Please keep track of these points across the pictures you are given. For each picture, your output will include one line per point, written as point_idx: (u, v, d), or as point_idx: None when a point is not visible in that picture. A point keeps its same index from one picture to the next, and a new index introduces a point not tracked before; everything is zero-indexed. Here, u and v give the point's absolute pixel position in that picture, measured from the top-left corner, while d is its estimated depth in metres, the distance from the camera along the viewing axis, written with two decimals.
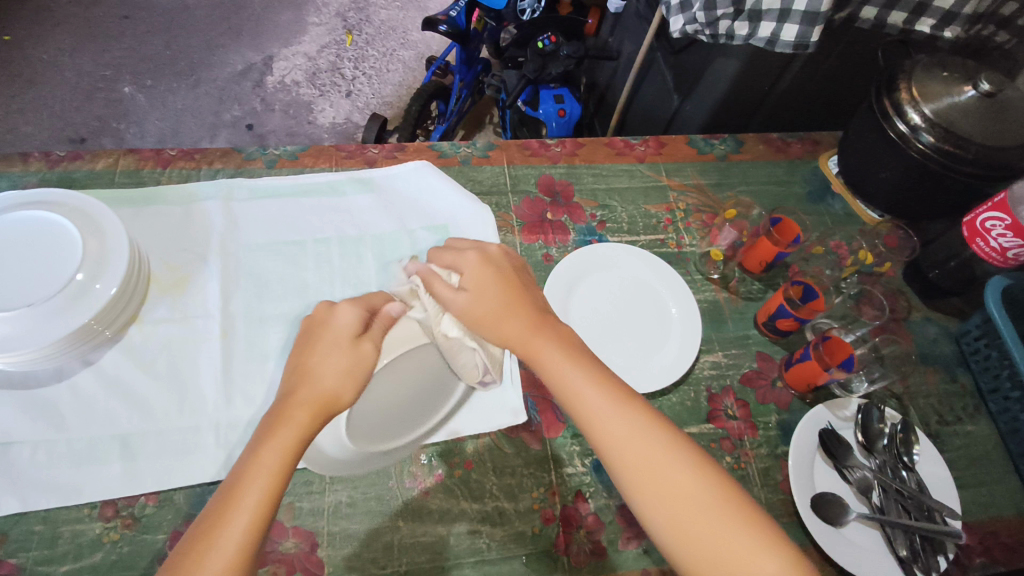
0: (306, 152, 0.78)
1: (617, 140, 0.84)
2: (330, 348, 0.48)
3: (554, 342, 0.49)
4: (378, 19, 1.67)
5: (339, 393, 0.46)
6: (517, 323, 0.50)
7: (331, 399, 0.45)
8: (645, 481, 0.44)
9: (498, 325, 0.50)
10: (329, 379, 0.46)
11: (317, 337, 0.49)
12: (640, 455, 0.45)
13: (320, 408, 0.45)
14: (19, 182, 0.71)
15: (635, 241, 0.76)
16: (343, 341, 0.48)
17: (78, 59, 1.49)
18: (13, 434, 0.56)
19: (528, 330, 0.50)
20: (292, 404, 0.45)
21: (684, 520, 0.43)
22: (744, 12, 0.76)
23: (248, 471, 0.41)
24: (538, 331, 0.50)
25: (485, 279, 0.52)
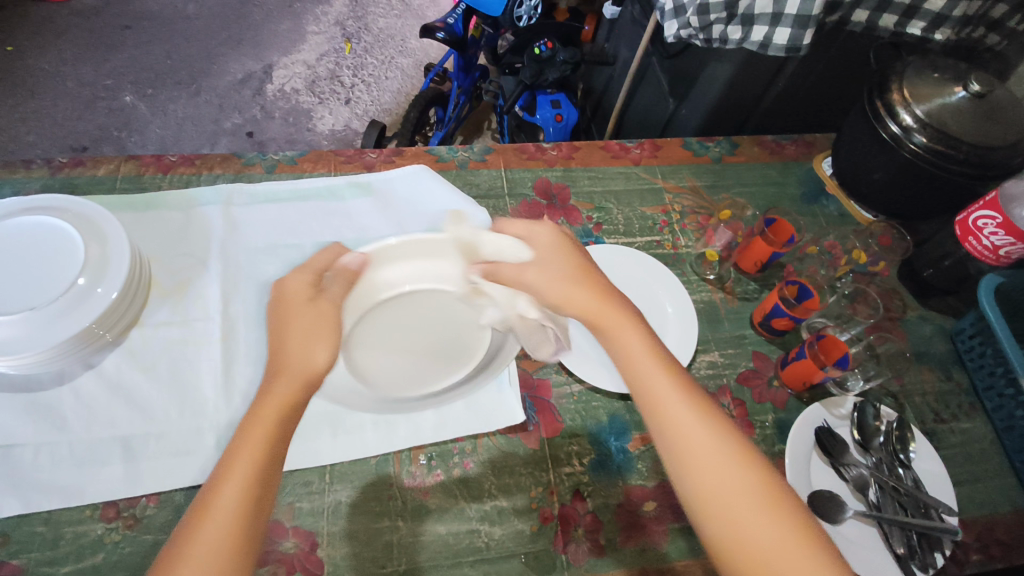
0: (305, 157, 0.79)
1: (613, 143, 0.85)
2: (298, 316, 0.49)
3: (628, 318, 0.51)
4: (377, 27, 1.69)
5: (309, 359, 0.47)
6: (588, 295, 0.52)
7: (308, 369, 0.47)
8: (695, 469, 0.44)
9: (564, 295, 0.52)
10: (299, 350, 0.47)
11: (286, 309, 0.50)
12: (693, 440, 0.45)
13: (299, 379, 0.46)
14: (22, 189, 0.72)
15: (632, 243, 0.76)
16: (305, 306, 0.50)
17: (80, 69, 1.50)
18: (15, 437, 0.57)
19: (599, 304, 0.51)
20: (279, 376, 0.46)
21: (739, 523, 0.42)
22: (736, 17, 0.77)
23: (243, 439, 0.43)
24: (610, 306, 0.51)
25: (554, 255, 0.55)
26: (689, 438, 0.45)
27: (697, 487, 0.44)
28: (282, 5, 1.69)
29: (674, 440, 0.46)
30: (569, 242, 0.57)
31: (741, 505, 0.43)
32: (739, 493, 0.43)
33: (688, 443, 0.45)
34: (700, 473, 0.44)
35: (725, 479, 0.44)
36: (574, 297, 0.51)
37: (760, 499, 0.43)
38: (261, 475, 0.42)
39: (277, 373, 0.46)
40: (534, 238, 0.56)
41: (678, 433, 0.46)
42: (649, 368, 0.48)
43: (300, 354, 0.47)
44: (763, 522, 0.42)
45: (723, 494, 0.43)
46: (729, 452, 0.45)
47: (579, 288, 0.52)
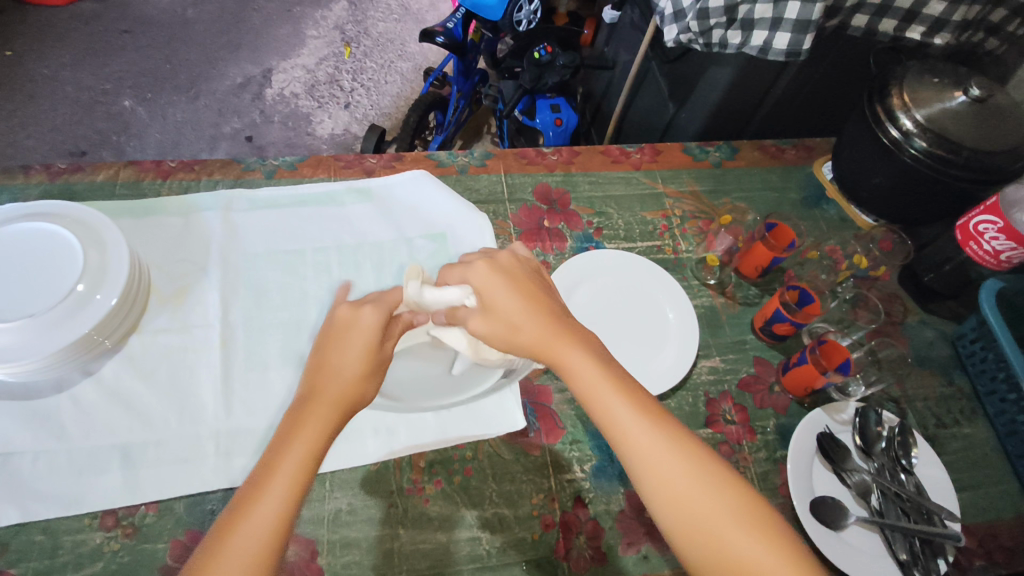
0: (304, 163, 0.79)
1: (613, 148, 0.85)
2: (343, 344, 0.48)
3: (577, 349, 0.48)
4: (376, 31, 1.69)
5: (357, 390, 0.47)
6: (539, 327, 0.48)
7: (353, 398, 0.46)
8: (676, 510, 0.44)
9: (520, 333, 0.48)
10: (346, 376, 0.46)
11: (337, 334, 0.48)
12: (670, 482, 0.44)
13: (342, 403, 0.46)
14: (21, 195, 0.72)
15: (632, 248, 0.76)
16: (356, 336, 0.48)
17: (79, 73, 1.50)
18: (14, 445, 0.57)
19: (550, 337, 0.48)
20: (317, 398, 0.45)
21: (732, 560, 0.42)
22: (736, 22, 0.78)
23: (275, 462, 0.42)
24: (562, 339, 0.48)
25: (496, 283, 0.50)
26: (671, 483, 0.44)
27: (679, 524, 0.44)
28: (281, 9, 1.69)
29: (650, 480, 0.45)
30: (521, 265, 0.52)
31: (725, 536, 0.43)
32: (720, 525, 0.43)
33: (665, 482, 0.44)
34: (688, 518, 0.43)
35: (706, 511, 0.43)
36: (530, 334, 0.48)
37: (740, 522, 0.43)
38: (294, 504, 0.42)
39: (316, 395, 0.45)
40: (470, 274, 0.51)
41: (654, 472, 0.44)
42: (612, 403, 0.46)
43: (338, 377, 0.46)
44: (749, 546, 0.42)
45: (704, 529, 0.43)
46: (706, 480, 0.44)
47: (530, 320, 0.48)
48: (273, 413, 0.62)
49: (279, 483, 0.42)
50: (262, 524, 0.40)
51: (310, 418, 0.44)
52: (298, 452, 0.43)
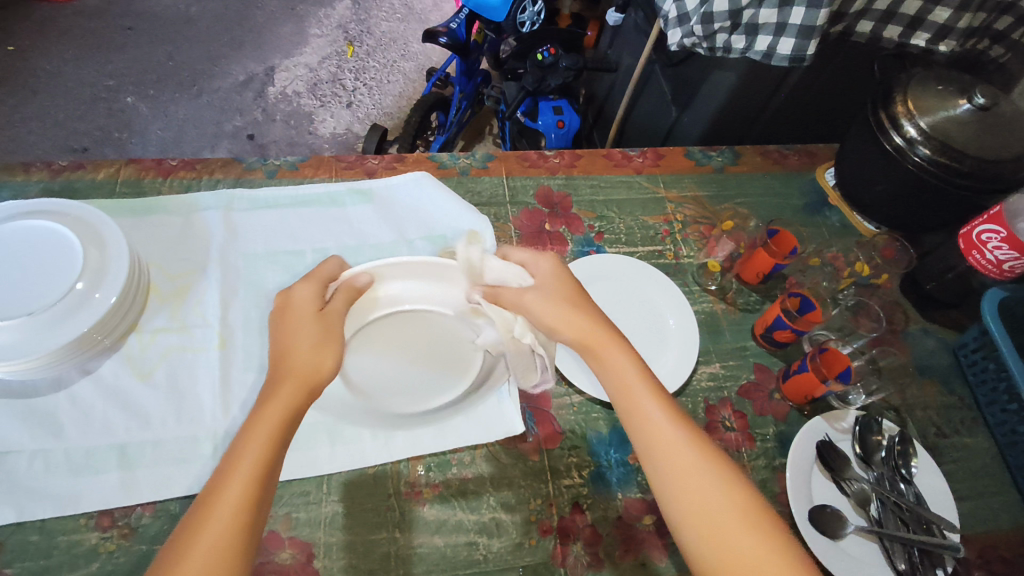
0: (306, 163, 0.78)
1: (615, 152, 0.84)
2: (301, 321, 0.50)
3: (621, 344, 0.52)
4: (379, 30, 1.69)
5: (319, 365, 0.48)
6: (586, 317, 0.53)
7: (313, 374, 0.48)
8: (684, 497, 0.46)
9: (561, 327, 0.53)
10: (306, 356, 0.48)
11: (290, 317, 0.51)
12: (680, 469, 0.46)
13: (303, 383, 0.47)
14: (20, 193, 0.71)
15: (633, 252, 0.76)
16: (307, 313, 0.51)
17: (82, 69, 1.50)
18: (11, 443, 0.57)
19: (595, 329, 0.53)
20: (281, 380, 0.47)
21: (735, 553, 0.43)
22: (741, 26, 0.79)
23: (240, 452, 0.44)
24: (602, 331, 0.53)
25: (555, 277, 0.56)
26: (689, 477, 0.46)
27: (679, 501, 0.46)
28: (285, 7, 1.68)
29: (659, 465, 0.47)
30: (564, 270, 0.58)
31: (721, 521, 0.44)
32: (723, 515, 0.44)
33: (675, 461, 0.47)
34: (698, 511, 0.45)
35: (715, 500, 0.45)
36: (576, 320, 0.53)
37: (741, 523, 0.44)
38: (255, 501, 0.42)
39: (279, 377, 0.47)
40: (536, 266, 0.57)
41: (663, 454, 0.47)
42: (642, 401, 0.50)
43: (299, 353, 0.49)
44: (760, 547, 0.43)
45: (706, 517, 0.45)
46: (723, 483, 0.46)
47: (574, 313, 0.53)
48: None
49: (254, 448, 0.44)
50: (223, 518, 0.41)
51: (271, 403, 0.46)
52: (263, 437, 0.44)
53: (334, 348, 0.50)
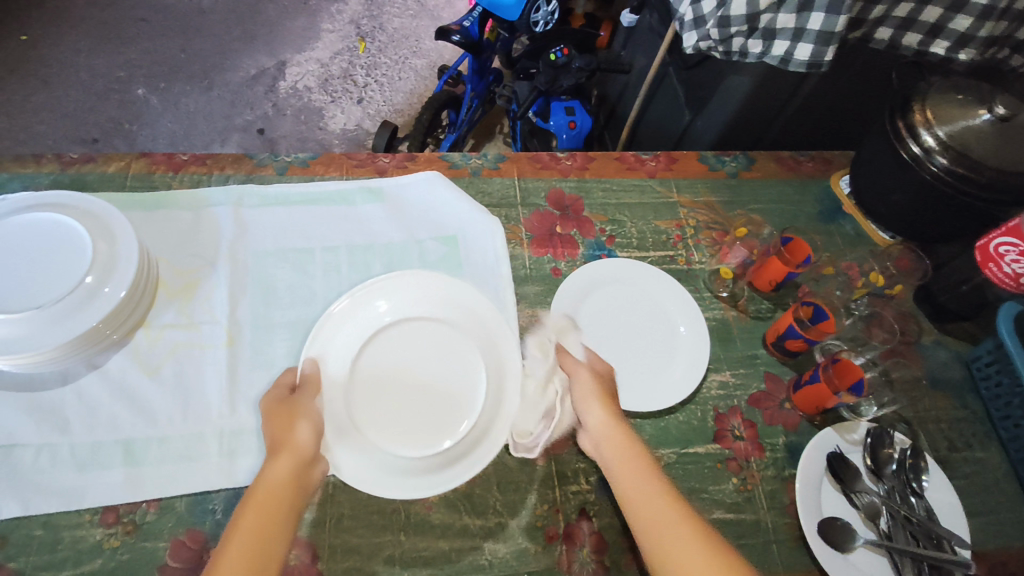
0: (317, 160, 0.77)
1: (628, 155, 0.84)
2: (292, 407, 0.53)
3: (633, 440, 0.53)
4: (391, 26, 1.68)
5: (304, 443, 0.50)
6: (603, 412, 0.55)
7: (305, 456, 0.49)
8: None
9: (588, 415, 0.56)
10: (297, 436, 0.50)
11: (280, 406, 0.53)
12: (682, 557, 0.43)
13: (296, 459, 0.49)
14: (30, 183, 0.70)
15: (645, 257, 0.75)
16: (282, 399, 0.54)
17: (94, 60, 1.50)
18: (17, 436, 0.57)
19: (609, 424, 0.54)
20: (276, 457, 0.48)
21: None
22: (758, 30, 0.78)
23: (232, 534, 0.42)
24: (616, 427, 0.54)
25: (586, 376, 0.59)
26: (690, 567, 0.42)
27: None
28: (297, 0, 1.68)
29: (666, 555, 0.44)
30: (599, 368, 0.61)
31: None
32: None
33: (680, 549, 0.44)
34: None
35: None
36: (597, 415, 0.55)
37: None
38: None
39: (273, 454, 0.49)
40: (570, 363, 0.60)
41: (666, 544, 0.44)
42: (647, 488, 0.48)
43: (294, 432, 0.51)
44: None
45: None
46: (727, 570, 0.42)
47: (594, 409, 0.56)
48: None
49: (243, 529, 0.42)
50: None
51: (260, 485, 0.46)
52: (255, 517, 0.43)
53: (305, 419, 0.52)
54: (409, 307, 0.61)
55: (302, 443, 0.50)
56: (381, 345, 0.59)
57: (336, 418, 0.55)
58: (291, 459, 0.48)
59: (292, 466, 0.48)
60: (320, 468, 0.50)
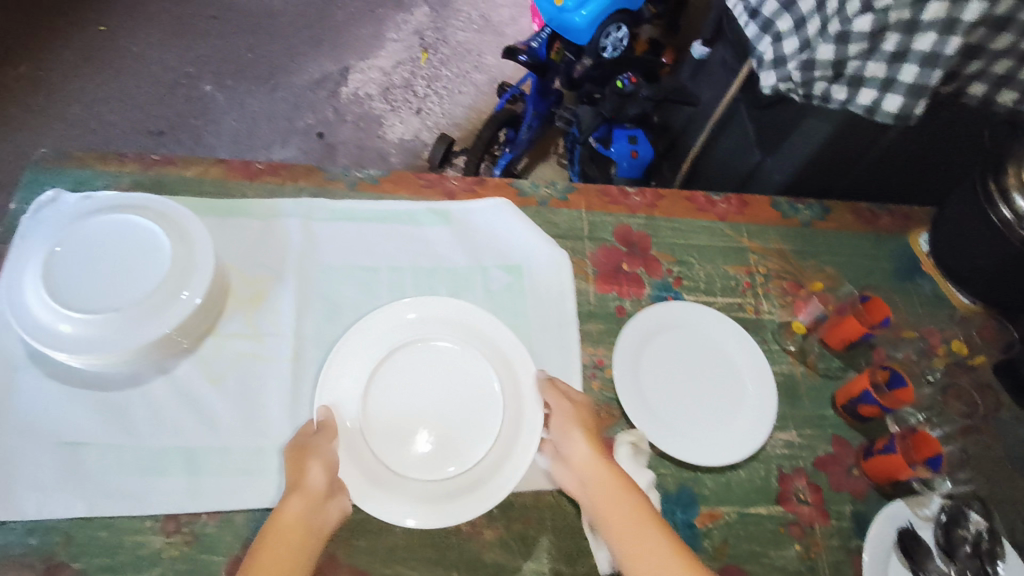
0: (387, 177, 0.77)
1: (699, 195, 0.82)
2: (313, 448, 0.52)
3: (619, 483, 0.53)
4: (455, 40, 1.69)
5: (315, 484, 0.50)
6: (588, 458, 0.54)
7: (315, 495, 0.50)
8: None
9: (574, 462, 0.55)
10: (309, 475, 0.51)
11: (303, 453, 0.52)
12: None
13: (308, 501, 0.49)
14: (113, 182, 0.72)
15: (712, 302, 0.74)
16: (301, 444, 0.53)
17: (165, 53, 1.52)
18: (84, 435, 0.57)
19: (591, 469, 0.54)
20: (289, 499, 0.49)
21: None
22: (843, 77, 0.76)
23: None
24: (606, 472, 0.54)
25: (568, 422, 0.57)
26: None
27: None
28: (365, 7, 1.69)
29: None
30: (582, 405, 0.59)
31: None
32: None
33: None
34: None
35: None
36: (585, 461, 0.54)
37: None
38: None
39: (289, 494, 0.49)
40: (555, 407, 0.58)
41: None
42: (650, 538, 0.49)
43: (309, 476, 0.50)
44: None
45: None
46: None
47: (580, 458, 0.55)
48: None
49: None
50: None
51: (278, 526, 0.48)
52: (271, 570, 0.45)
53: (318, 459, 0.52)
54: (415, 332, 0.60)
55: (313, 485, 0.50)
56: (390, 375, 0.58)
57: (353, 453, 0.54)
58: (301, 501, 0.49)
59: (302, 509, 0.49)
60: (334, 505, 0.50)
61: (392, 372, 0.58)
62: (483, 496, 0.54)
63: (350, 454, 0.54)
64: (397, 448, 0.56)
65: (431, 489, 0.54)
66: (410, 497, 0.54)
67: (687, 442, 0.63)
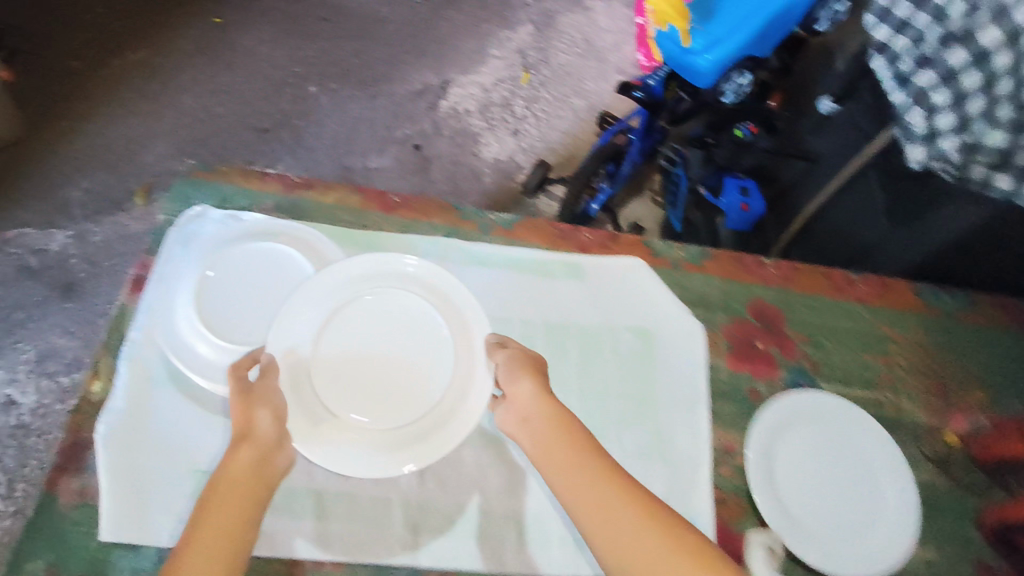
0: (520, 224, 0.76)
1: (837, 273, 0.77)
2: (261, 397, 0.52)
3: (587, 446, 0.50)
4: (556, 62, 1.68)
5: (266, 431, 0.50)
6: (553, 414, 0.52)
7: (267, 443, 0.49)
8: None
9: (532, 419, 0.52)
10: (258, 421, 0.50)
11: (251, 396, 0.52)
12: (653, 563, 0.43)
13: (259, 448, 0.49)
14: (255, 202, 0.72)
15: (850, 393, 0.70)
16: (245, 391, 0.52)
17: (275, 51, 1.54)
18: (219, 465, 0.58)
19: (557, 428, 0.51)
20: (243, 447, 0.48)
21: None
22: (1011, 166, 0.70)
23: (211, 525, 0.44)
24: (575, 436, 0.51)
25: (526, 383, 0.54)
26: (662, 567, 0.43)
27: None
28: (470, 21, 1.68)
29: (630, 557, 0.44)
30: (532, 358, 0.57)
31: None
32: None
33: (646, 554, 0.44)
34: None
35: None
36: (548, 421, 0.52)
37: None
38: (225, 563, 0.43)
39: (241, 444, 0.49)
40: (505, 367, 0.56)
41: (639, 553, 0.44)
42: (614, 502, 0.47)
43: (255, 422, 0.50)
44: None
45: None
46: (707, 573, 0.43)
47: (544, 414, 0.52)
48: (463, 496, 0.60)
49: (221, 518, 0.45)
50: None
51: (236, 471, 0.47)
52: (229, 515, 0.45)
53: (266, 406, 0.51)
54: (362, 285, 0.61)
55: (263, 433, 0.49)
56: (338, 324, 0.59)
57: (298, 397, 0.55)
58: (254, 450, 0.48)
59: (254, 458, 0.48)
60: (284, 455, 0.50)
61: (343, 323, 0.59)
62: (435, 442, 0.55)
63: (294, 397, 0.55)
64: (344, 398, 0.57)
65: (377, 439, 0.56)
66: (363, 447, 0.55)
67: (822, 547, 0.60)
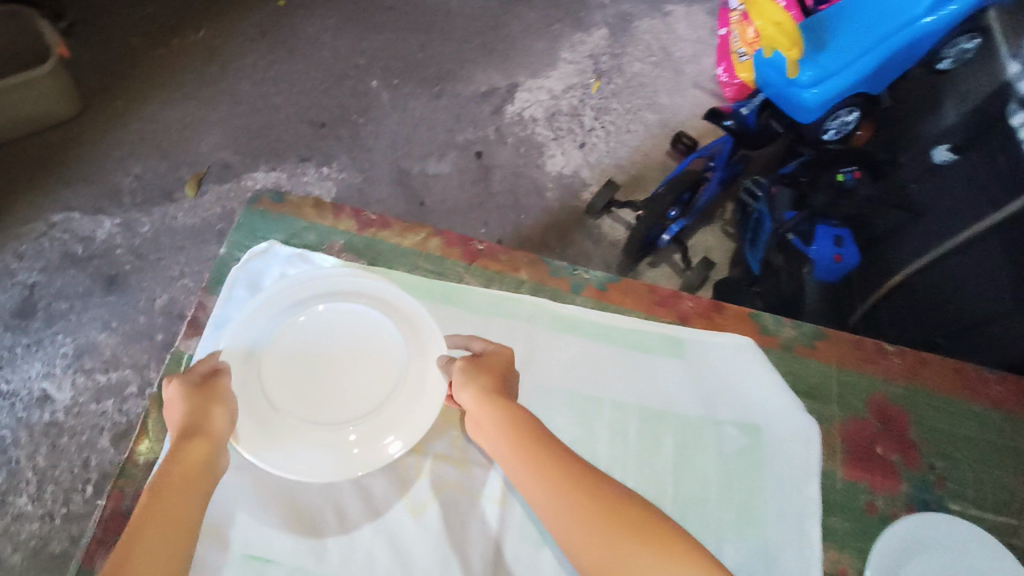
0: (616, 284, 0.68)
1: (970, 368, 0.68)
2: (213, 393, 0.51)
3: (544, 451, 0.49)
4: (630, 70, 1.55)
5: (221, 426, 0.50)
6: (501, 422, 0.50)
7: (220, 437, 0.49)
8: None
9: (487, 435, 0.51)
10: (215, 418, 0.50)
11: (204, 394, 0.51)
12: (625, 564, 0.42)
13: (214, 441, 0.49)
14: (327, 240, 0.66)
15: (983, 519, 0.61)
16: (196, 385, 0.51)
17: (339, 40, 1.47)
18: (277, 551, 0.57)
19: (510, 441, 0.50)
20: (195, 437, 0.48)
21: None
22: None
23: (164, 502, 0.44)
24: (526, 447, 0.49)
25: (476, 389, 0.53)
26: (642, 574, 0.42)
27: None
28: (543, 20, 1.57)
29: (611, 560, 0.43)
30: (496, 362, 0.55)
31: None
32: None
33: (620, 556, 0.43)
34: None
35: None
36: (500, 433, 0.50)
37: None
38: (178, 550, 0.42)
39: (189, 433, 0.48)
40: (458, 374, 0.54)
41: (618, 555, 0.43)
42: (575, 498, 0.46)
43: (213, 416, 0.50)
44: None
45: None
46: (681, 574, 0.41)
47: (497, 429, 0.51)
48: None
49: (183, 498, 0.45)
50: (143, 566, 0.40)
51: (186, 458, 0.47)
52: (186, 496, 0.45)
53: (221, 403, 0.51)
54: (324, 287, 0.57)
55: (218, 429, 0.49)
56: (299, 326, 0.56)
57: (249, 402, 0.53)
58: (207, 443, 0.48)
59: (207, 453, 0.48)
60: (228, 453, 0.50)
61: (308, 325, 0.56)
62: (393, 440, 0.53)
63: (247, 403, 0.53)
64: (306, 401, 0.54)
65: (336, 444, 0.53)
66: (315, 451, 0.53)
67: None
